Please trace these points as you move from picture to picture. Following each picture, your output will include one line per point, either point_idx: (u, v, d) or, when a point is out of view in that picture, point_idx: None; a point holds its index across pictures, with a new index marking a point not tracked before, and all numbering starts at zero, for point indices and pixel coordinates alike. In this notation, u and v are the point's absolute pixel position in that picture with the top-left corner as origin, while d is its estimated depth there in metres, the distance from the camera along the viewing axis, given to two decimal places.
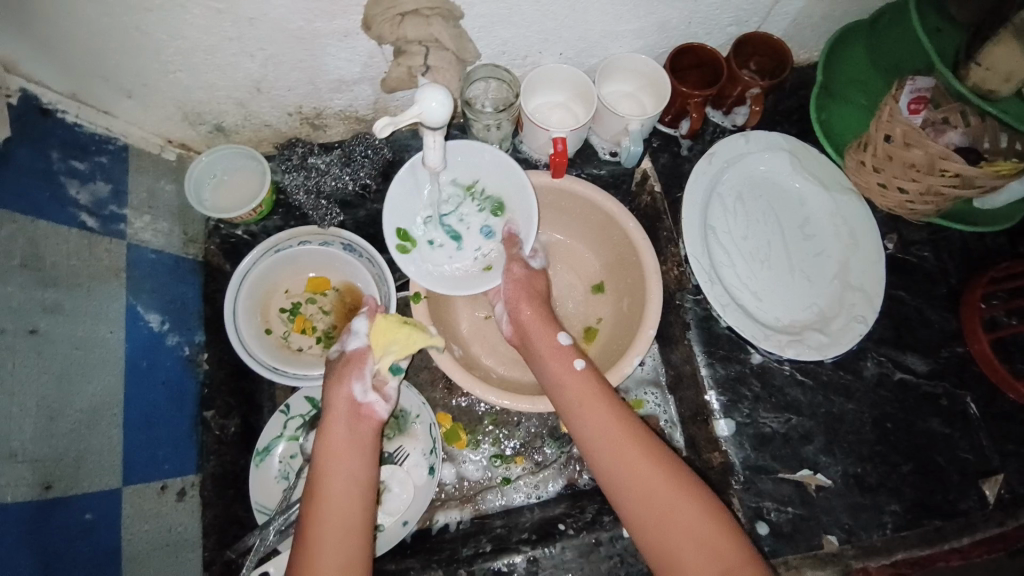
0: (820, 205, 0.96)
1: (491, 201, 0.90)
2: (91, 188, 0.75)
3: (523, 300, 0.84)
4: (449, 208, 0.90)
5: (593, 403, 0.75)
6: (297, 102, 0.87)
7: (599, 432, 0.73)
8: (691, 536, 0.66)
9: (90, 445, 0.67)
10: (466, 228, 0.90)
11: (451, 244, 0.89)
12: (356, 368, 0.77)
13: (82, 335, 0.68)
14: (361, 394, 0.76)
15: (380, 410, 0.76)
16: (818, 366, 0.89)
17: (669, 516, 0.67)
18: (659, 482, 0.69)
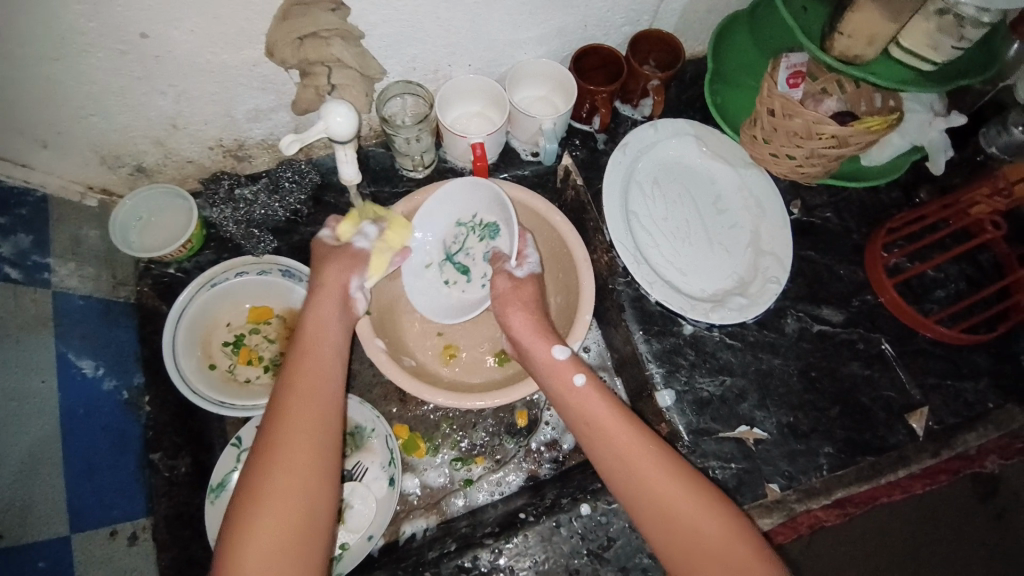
0: (728, 182, 1.04)
1: (489, 227, 0.92)
2: (11, 240, 0.75)
3: (511, 309, 0.83)
4: (456, 246, 0.94)
5: (602, 413, 0.75)
6: (217, 135, 0.89)
7: (610, 437, 0.73)
8: (717, 553, 0.66)
9: (31, 496, 0.67)
10: (473, 261, 0.94)
11: (463, 280, 0.94)
12: (356, 265, 0.81)
13: (12, 386, 0.68)
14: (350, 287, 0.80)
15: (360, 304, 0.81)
16: (744, 329, 0.96)
17: (691, 527, 0.68)
18: (673, 492, 0.69)
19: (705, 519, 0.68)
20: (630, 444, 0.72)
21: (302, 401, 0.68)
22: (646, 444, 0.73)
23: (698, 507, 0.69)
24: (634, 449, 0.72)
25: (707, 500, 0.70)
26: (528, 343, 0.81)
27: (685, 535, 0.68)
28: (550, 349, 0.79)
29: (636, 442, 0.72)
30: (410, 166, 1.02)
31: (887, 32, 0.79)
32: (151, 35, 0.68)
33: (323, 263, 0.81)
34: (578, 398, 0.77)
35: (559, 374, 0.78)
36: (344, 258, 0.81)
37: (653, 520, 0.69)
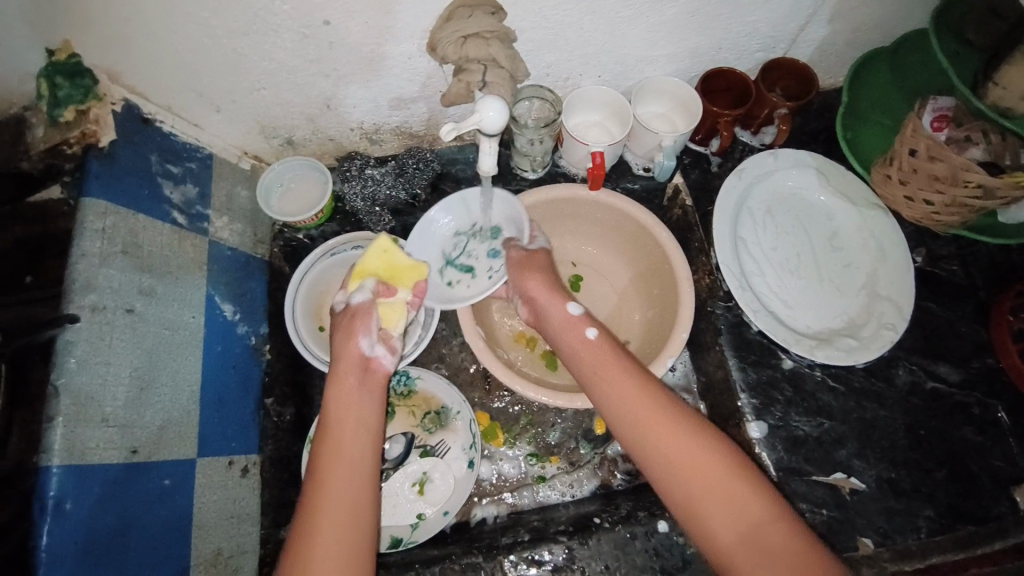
0: (847, 220, 1.00)
1: (490, 228, 0.95)
2: (182, 189, 0.84)
3: (527, 276, 0.87)
4: (456, 250, 0.95)
5: (604, 356, 0.79)
6: (360, 118, 0.97)
7: (612, 377, 0.76)
8: (706, 483, 0.66)
9: (172, 418, 0.73)
10: (476, 260, 0.94)
11: (467, 278, 0.94)
12: (362, 324, 0.79)
13: (170, 317, 0.76)
14: (367, 350, 0.78)
15: (387, 363, 0.79)
16: (850, 373, 0.92)
17: (684, 458, 0.68)
18: (665, 423, 0.71)
19: (700, 450, 0.68)
20: (619, 376, 0.76)
21: (332, 508, 0.66)
22: (639, 378, 0.76)
23: (692, 439, 0.69)
24: (629, 386, 0.75)
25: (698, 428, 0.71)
26: (541, 303, 0.86)
27: (677, 463, 0.68)
28: (564, 306, 0.84)
29: (627, 376, 0.76)
30: (529, 166, 1.06)
31: None
32: (332, 23, 0.76)
33: (342, 336, 0.79)
34: (589, 349, 0.80)
35: (574, 328, 0.83)
36: (353, 322, 0.79)
37: (643, 450, 0.71)
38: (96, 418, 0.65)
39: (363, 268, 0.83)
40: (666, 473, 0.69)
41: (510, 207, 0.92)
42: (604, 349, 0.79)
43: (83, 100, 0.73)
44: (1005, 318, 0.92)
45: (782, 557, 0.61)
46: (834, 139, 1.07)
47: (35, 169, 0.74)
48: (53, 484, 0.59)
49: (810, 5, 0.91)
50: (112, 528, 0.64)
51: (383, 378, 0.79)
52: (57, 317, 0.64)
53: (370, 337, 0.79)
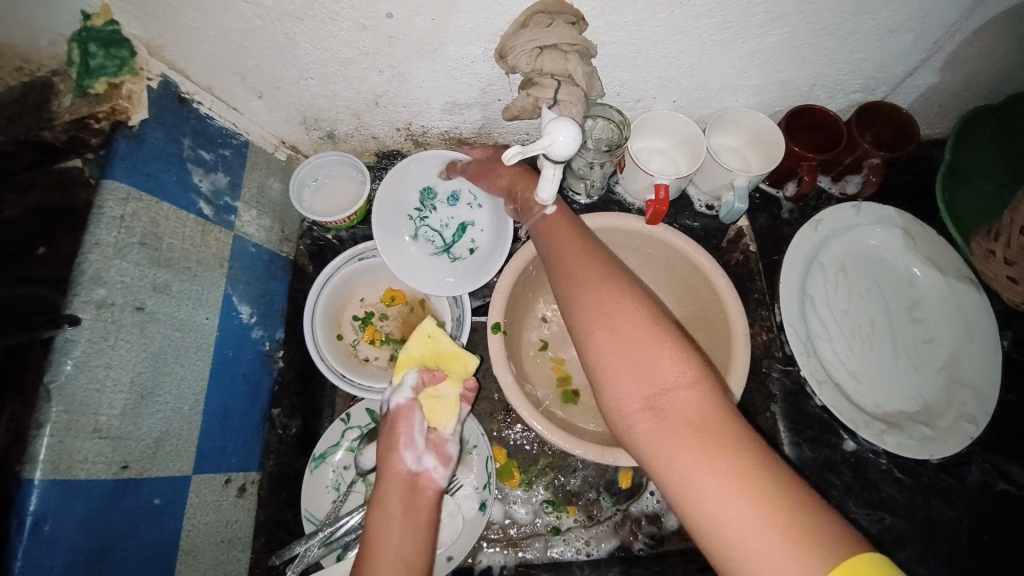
0: (934, 290, 0.90)
1: (426, 195, 0.94)
2: (212, 177, 0.78)
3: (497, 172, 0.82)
4: (439, 236, 0.94)
5: (557, 231, 0.72)
6: (408, 118, 0.89)
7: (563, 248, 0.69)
8: (630, 347, 0.57)
9: (171, 430, 0.67)
10: (454, 216, 0.94)
11: (471, 230, 0.94)
12: (403, 438, 0.77)
13: (181, 318, 0.69)
14: (415, 464, 0.76)
15: (438, 477, 0.77)
16: (920, 465, 0.82)
17: (606, 315, 0.59)
18: (597, 281, 0.63)
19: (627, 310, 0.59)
20: (567, 245, 0.69)
21: None
22: (580, 246, 0.68)
23: (624, 300, 0.59)
24: (576, 259, 0.67)
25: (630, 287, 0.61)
26: (517, 185, 0.80)
27: (597, 320, 0.59)
28: (529, 188, 0.78)
29: (573, 244, 0.69)
30: (583, 191, 0.98)
31: None
32: (396, 16, 0.68)
33: (385, 453, 0.77)
34: (548, 227, 0.73)
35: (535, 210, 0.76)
36: (394, 436, 0.77)
37: (567, 305, 0.64)
38: (88, 428, 0.58)
39: (407, 357, 0.81)
40: (587, 330, 0.60)
41: (425, 165, 0.91)
42: (555, 223, 0.73)
43: (116, 73, 0.67)
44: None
45: (698, 435, 0.51)
46: (922, 197, 0.97)
47: (57, 141, 0.65)
48: (33, 499, 0.53)
49: (925, 48, 0.81)
50: (89, 554, 0.57)
51: (433, 493, 0.76)
52: (56, 315, 0.56)
53: (416, 449, 0.77)
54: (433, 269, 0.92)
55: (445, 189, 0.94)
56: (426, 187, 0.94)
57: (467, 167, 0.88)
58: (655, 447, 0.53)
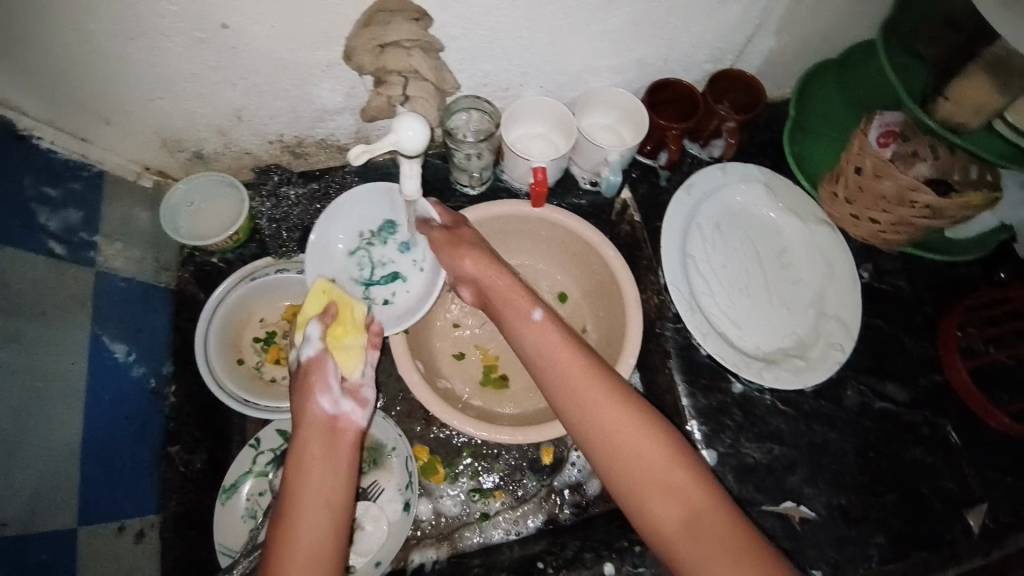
0: (797, 236, 0.98)
1: (385, 228, 0.93)
2: (61, 214, 0.73)
3: (462, 253, 0.80)
4: (365, 271, 0.92)
5: (556, 342, 0.72)
6: (278, 130, 0.88)
7: (561, 357, 0.70)
8: (651, 475, 0.63)
9: (47, 483, 0.63)
10: (392, 264, 0.92)
11: (399, 285, 0.92)
12: (318, 381, 0.72)
13: (42, 367, 0.66)
14: (332, 408, 0.71)
15: (359, 420, 0.73)
16: (800, 396, 0.89)
17: (625, 449, 0.64)
18: (610, 408, 0.66)
19: (643, 441, 0.64)
20: (566, 359, 0.70)
21: None
22: (578, 355, 0.70)
23: (637, 433, 0.64)
24: (577, 377, 0.69)
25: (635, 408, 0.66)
26: (483, 282, 0.80)
27: (625, 451, 0.64)
28: (503, 277, 0.78)
29: (580, 360, 0.70)
30: (466, 182, 1.00)
31: (996, 106, 0.74)
32: (232, 26, 0.67)
33: (300, 401, 0.72)
34: (536, 332, 0.73)
35: (517, 310, 0.76)
36: (308, 380, 0.72)
37: (590, 436, 0.66)
38: None
39: (304, 318, 0.78)
40: (612, 461, 0.64)
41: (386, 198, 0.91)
42: (548, 329, 0.73)
43: None
44: (995, 416, 0.88)
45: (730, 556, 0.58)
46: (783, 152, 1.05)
47: None
48: None
49: (757, 15, 0.88)
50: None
51: (354, 436, 0.71)
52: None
53: (332, 394, 0.72)
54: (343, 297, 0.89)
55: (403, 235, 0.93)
56: (390, 222, 0.93)
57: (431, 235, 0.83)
58: (690, 562, 0.59)
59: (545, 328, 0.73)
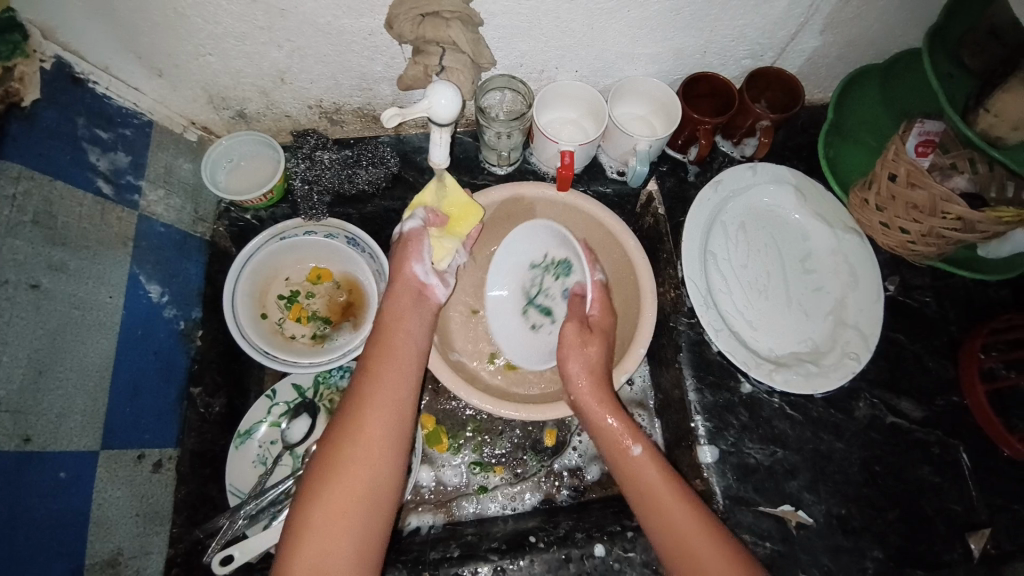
0: (823, 242, 0.96)
1: (562, 265, 0.93)
2: (111, 157, 0.78)
3: (570, 357, 0.83)
4: (535, 289, 0.96)
5: (658, 480, 0.74)
6: (318, 95, 0.91)
7: (663, 499, 0.72)
8: (672, 520, 0.70)
9: (76, 405, 0.68)
10: (552, 300, 0.95)
11: (547, 320, 0.95)
12: (414, 251, 0.82)
13: (80, 296, 0.70)
14: (421, 277, 0.83)
15: (439, 293, 0.84)
16: (808, 402, 0.88)
17: (661, 499, 0.72)
18: (652, 475, 0.74)
19: (667, 488, 0.72)
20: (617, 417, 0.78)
21: (381, 397, 0.70)
22: (621, 417, 0.78)
23: (668, 492, 0.72)
24: (683, 523, 0.70)
25: (663, 467, 0.75)
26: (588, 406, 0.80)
27: (654, 498, 0.72)
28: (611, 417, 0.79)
29: (682, 504, 0.71)
30: (495, 161, 1.01)
31: None
32: None
33: (397, 259, 0.83)
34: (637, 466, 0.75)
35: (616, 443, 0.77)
36: (408, 247, 0.82)
37: (633, 491, 0.74)
38: None
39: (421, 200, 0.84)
40: (644, 504, 0.73)
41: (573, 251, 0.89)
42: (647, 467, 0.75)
43: (9, 56, 0.66)
44: (1008, 442, 0.84)
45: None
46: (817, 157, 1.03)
47: None
48: None
49: (801, 14, 0.86)
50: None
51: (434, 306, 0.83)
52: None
53: (423, 264, 0.83)
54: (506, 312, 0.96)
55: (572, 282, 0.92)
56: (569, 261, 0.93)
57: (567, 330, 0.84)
58: None
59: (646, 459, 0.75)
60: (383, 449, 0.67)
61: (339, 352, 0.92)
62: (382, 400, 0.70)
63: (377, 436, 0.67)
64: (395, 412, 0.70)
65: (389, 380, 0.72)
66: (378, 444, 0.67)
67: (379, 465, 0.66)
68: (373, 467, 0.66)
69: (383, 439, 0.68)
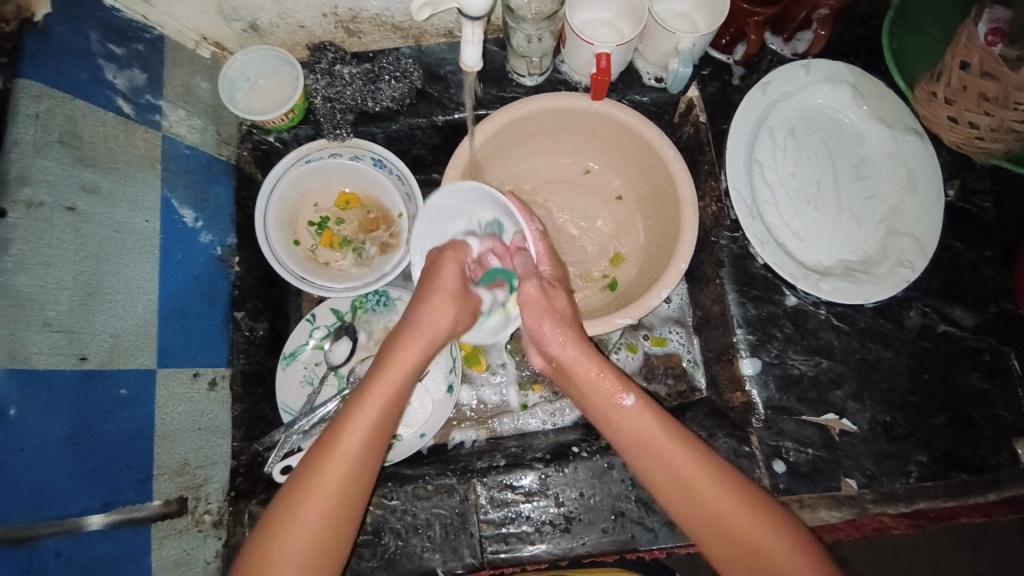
0: (879, 145, 0.91)
1: (489, 223, 0.81)
2: (128, 74, 0.74)
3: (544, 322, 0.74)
4: None
5: (653, 435, 0.68)
6: (334, 0, 0.85)
7: (666, 456, 0.66)
8: (666, 463, 0.66)
9: (128, 326, 0.68)
10: None
11: None
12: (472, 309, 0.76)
13: (118, 218, 0.69)
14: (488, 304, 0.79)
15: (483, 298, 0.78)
16: (857, 312, 0.86)
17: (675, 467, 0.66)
18: (660, 443, 0.67)
19: (671, 441, 0.67)
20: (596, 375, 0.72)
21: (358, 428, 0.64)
22: (604, 373, 0.72)
23: (671, 446, 0.67)
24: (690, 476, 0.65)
25: (654, 417, 0.69)
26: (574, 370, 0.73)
27: (655, 458, 0.67)
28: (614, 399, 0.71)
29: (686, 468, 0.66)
30: (525, 70, 0.94)
31: None
32: None
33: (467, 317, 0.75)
34: (627, 416, 0.70)
35: (605, 396, 0.71)
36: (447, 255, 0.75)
37: (626, 449, 0.69)
38: (37, 322, 0.58)
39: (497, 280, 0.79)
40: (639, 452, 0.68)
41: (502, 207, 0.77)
42: (642, 417, 0.69)
43: None
44: None
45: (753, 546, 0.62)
46: (876, 50, 0.94)
47: None
48: None
49: None
50: (60, 438, 0.59)
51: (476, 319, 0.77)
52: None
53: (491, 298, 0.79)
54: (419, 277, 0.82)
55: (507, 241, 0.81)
56: (500, 219, 0.81)
57: (524, 287, 0.74)
58: None
59: (641, 414, 0.70)
60: (338, 498, 0.62)
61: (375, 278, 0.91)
62: (350, 444, 0.63)
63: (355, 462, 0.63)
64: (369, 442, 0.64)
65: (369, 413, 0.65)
66: (337, 488, 0.62)
67: (337, 514, 0.61)
68: (329, 516, 0.61)
69: (349, 480, 0.62)
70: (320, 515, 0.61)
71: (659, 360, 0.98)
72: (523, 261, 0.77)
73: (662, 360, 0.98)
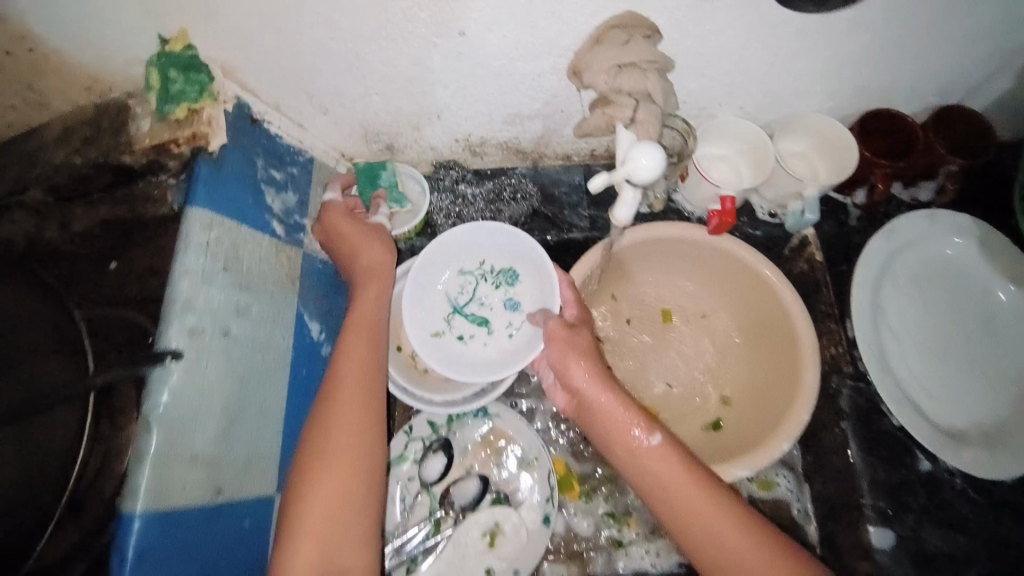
0: (1011, 300, 0.87)
1: (501, 272, 0.92)
2: (283, 198, 0.77)
3: (573, 361, 0.76)
4: (465, 295, 0.92)
5: (670, 472, 0.68)
6: (468, 130, 0.88)
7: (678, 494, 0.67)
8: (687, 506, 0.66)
9: (258, 450, 0.68)
10: (489, 310, 0.91)
11: (482, 332, 0.90)
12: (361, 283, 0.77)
13: (262, 340, 0.71)
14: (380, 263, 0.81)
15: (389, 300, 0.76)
16: (994, 484, 0.80)
17: (708, 527, 0.64)
18: (678, 480, 0.67)
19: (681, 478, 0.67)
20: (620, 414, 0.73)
21: (334, 428, 0.63)
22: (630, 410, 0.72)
23: (687, 486, 0.67)
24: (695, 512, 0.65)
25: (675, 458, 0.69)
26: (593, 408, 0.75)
27: (670, 497, 0.67)
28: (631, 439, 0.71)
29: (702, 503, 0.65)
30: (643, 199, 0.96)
31: None
32: (468, 34, 0.67)
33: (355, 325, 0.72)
34: (653, 457, 0.69)
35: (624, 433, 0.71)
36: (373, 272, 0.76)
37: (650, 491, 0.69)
38: (185, 455, 0.59)
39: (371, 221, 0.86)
40: (660, 497, 0.68)
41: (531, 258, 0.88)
42: (659, 456, 0.69)
43: (196, 98, 0.67)
44: None
45: None
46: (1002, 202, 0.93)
47: None
48: (134, 532, 0.54)
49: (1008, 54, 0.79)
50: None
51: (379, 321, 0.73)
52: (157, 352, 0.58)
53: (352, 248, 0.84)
54: (423, 329, 0.88)
55: (518, 293, 0.91)
56: (513, 269, 0.91)
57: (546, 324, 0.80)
58: None
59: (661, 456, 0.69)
60: (334, 559, 0.58)
61: (475, 393, 0.88)
62: (338, 447, 0.62)
63: (342, 464, 0.61)
64: (349, 448, 0.62)
65: (346, 409, 0.64)
66: (330, 504, 0.60)
67: (341, 526, 0.59)
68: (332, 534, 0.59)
69: (344, 483, 0.61)
70: (316, 539, 0.58)
71: (766, 507, 0.92)
72: (542, 314, 0.83)
73: (769, 506, 0.92)
